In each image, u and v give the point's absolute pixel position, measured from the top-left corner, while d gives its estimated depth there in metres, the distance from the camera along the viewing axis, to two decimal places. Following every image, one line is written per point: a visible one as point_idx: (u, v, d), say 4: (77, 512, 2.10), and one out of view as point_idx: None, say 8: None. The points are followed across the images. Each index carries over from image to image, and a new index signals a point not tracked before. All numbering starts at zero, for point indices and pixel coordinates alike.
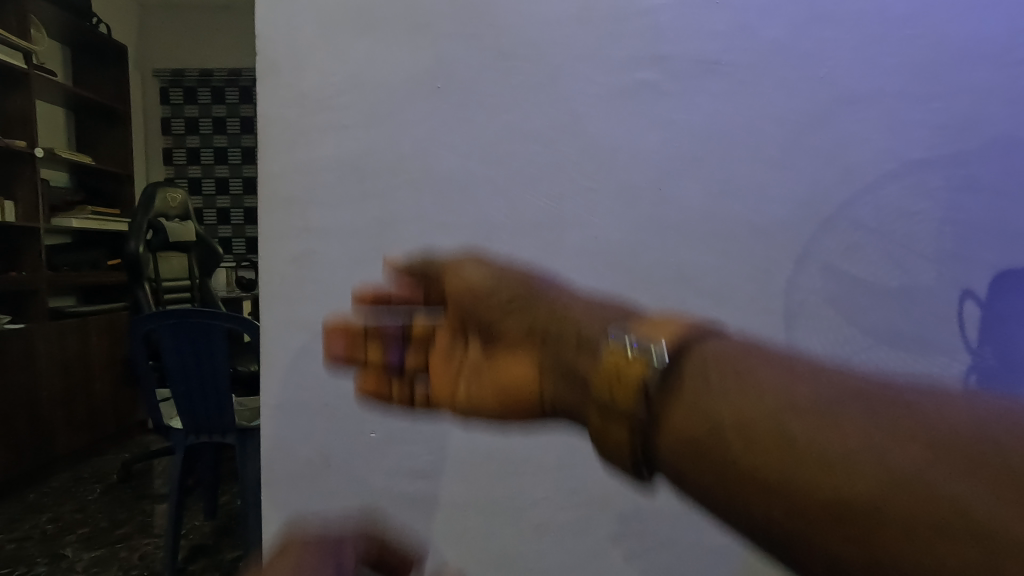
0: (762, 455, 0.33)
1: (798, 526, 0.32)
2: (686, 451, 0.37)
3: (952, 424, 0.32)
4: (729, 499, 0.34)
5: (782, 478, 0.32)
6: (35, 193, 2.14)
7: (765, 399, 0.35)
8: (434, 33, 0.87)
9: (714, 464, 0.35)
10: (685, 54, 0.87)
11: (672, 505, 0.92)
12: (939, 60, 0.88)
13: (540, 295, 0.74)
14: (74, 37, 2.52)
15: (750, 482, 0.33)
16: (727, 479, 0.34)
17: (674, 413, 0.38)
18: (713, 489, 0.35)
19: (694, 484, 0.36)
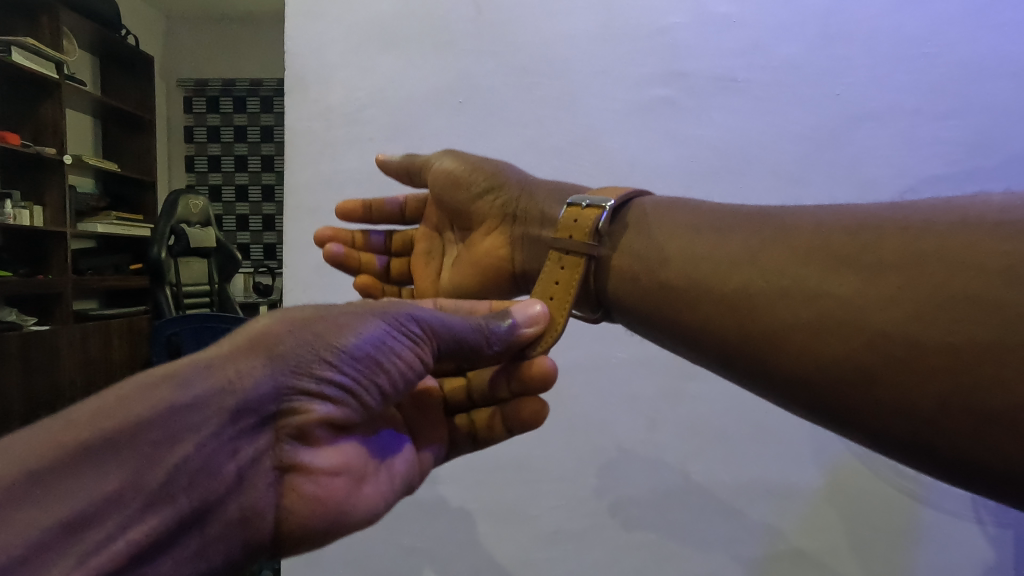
0: (755, 295, 0.43)
1: (805, 325, 0.40)
2: (682, 301, 0.48)
3: (893, 219, 0.40)
4: (744, 341, 0.43)
5: (775, 317, 0.42)
6: (63, 199, 2.20)
7: (743, 263, 0.45)
8: (457, 50, 0.89)
9: (727, 316, 0.45)
10: (702, 72, 0.89)
11: (684, 515, 0.93)
12: (955, 79, 0.89)
13: (511, 172, 0.69)
14: (103, 48, 2.60)
15: (756, 325, 0.43)
16: (731, 312, 0.44)
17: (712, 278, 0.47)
18: (726, 332, 0.44)
19: (703, 322, 0.46)
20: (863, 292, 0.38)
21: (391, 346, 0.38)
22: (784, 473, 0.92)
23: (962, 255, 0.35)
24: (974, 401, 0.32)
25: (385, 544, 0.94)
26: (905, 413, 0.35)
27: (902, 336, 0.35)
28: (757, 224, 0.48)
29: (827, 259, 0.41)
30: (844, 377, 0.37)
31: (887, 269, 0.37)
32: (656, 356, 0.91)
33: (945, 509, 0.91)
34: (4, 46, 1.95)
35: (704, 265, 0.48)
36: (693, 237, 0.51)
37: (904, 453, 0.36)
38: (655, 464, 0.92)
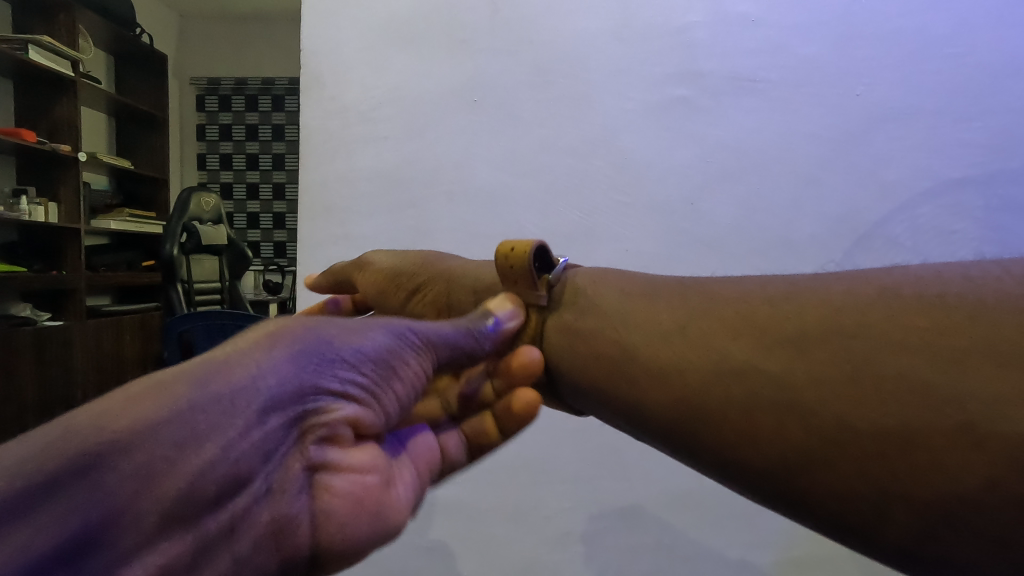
0: (686, 371, 0.42)
1: (739, 409, 0.38)
2: (610, 377, 0.47)
3: (823, 285, 0.40)
4: (680, 422, 0.41)
5: (703, 398, 0.40)
6: (77, 195, 2.22)
7: (672, 340, 0.44)
8: (473, 49, 0.89)
9: (656, 392, 0.43)
10: (719, 71, 0.88)
11: (697, 518, 0.92)
12: (977, 80, 0.87)
13: (433, 262, 0.68)
14: (118, 46, 2.62)
15: (687, 402, 0.41)
16: (658, 392, 0.43)
17: (652, 352, 0.45)
18: (655, 412, 0.43)
19: (632, 398, 0.45)
20: (791, 368, 0.37)
21: (400, 347, 0.38)
22: None
23: (882, 333, 0.35)
24: (907, 485, 0.31)
25: (396, 543, 0.94)
26: (844, 495, 0.33)
27: (832, 419, 0.34)
28: (686, 295, 0.47)
29: (761, 332, 0.40)
30: (785, 458, 0.36)
31: (811, 343, 0.37)
32: None
33: None
34: (21, 44, 1.97)
35: (632, 338, 0.47)
36: (625, 305, 0.50)
37: (848, 536, 0.34)
38: (667, 466, 0.92)
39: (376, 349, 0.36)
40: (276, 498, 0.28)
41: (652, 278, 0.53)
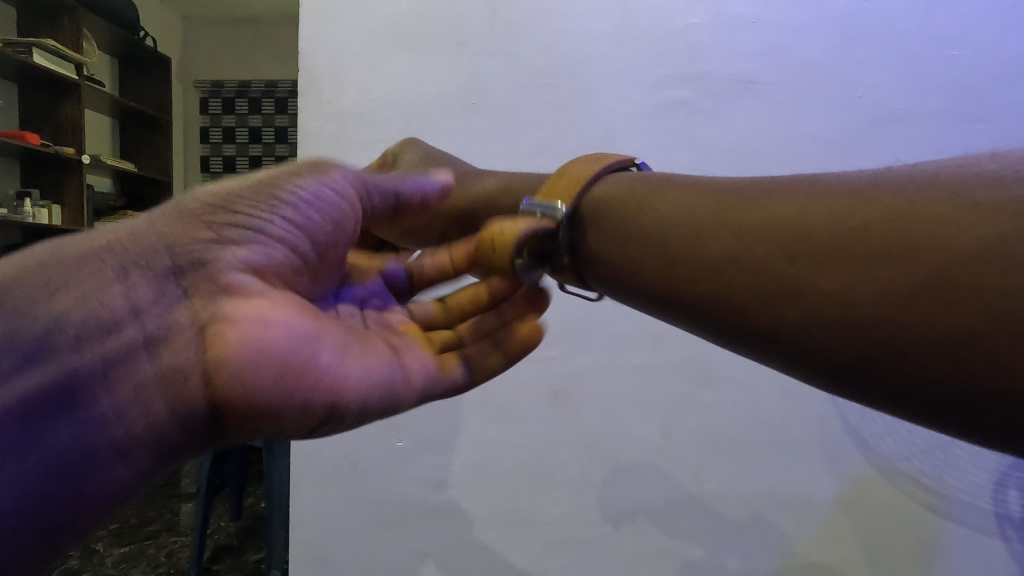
0: (740, 290, 0.40)
1: (811, 323, 0.36)
2: (664, 282, 0.45)
3: (883, 189, 0.37)
4: (736, 335, 0.41)
5: (774, 317, 0.38)
6: (81, 199, 2.22)
7: (720, 259, 0.42)
8: (471, 51, 0.88)
9: (728, 315, 0.41)
10: (719, 73, 0.88)
11: (696, 524, 0.91)
12: (983, 80, 0.86)
13: None
14: (122, 50, 2.63)
15: (742, 319, 0.40)
16: (722, 310, 0.41)
17: (704, 267, 0.42)
18: (728, 327, 0.41)
19: (692, 302, 0.43)
20: (848, 282, 0.36)
21: (313, 192, 0.41)
22: (800, 483, 0.90)
23: (953, 231, 0.33)
24: (1000, 364, 0.30)
25: (393, 547, 0.93)
26: (935, 381, 0.32)
27: (905, 317, 0.33)
28: (732, 200, 0.44)
29: (811, 246, 0.38)
30: (879, 360, 0.34)
31: (874, 257, 0.35)
32: (671, 363, 0.90)
33: (967, 523, 0.88)
34: (25, 47, 1.98)
35: (683, 245, 0.44)
36: (669, 207, 0.47)
37: (952, 425, 0.32)
38: (666, 472, 0.91)
39: (291, 207, 0.40)
40: (168, 372, 0.35)
41: (690, 178, 0.50)
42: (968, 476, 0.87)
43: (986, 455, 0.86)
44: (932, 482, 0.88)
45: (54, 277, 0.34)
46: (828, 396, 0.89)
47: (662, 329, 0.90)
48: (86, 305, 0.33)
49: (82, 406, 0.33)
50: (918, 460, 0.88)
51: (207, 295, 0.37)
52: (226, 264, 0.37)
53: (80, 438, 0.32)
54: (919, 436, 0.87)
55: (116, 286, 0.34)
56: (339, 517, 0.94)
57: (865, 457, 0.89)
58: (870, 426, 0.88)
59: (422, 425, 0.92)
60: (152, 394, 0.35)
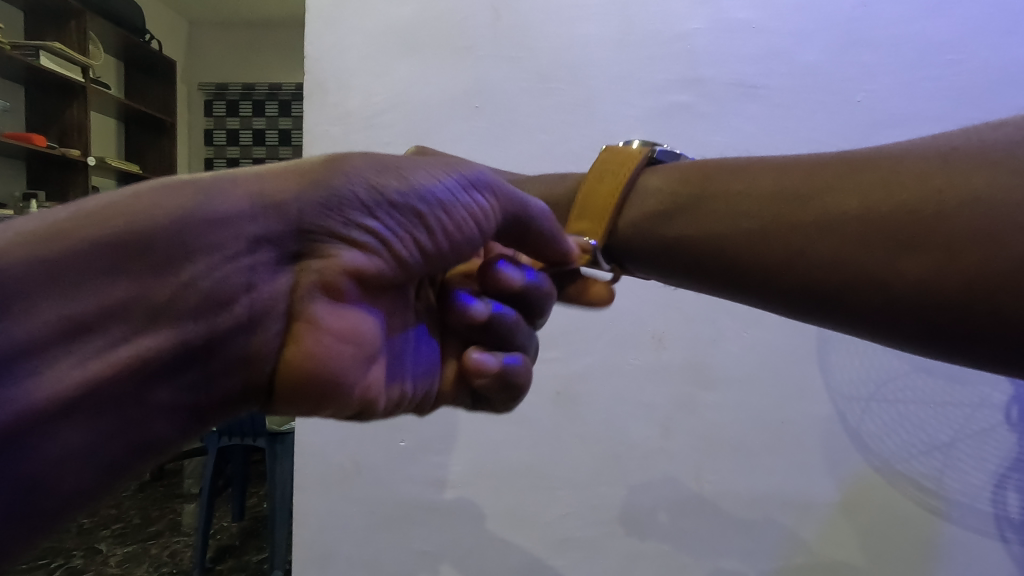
0: (832, 274, 0.41)
1: (839, 284, 0.41)
2: (689, 249, 0.50)
3: (952, 166, 0.38)
4: (825, 314, 0.42)
5: (802, 282, 0.43)
6: None
7: (801, 244, 0.43)
8: (475, 55, 0.90)
9: (762, 280, 0.45)
10: (720, 78, 0.88)
11: (696, 525, 0.91)
12: (981, 85, 0.87)
13: None
14: (128, 53, 2.65)
15: (834, 302, 0.41)
16: (758, 278, 0.45)
17: (790, 253, 0.44)
18: (765, 291, 0.45)
19: (723, 270, 0.48)
20: (937, 271, 0.37)
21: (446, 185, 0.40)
22: (800, 484, 0.90)
23: (982, 213, 0.36)
24: (993, 309, 0.35)
25: (395, 546, 0.94)
26: (942, 321, 0.37)
27: (916, 278, 0.38)
28: (790, 178, 0.46)
29: (896, 235, 0.39)
30: (901, 310, 0.39)
31: (959, 244, 0.36)
32: (672, 365, 0.91)
33: (967, 525, 0.88)
34: (32, 50, 2.00)
35: (721, 217, 0.48)
36: (717, 184, 0.50)
37: (960, 354, 0.37)
38: (667, 472, 0.91)
39: (411, 202, 0.38)
40: (256, 315, 0.34)
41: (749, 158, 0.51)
42: (967, 477, 0.88)
43: (985, 457, 0.87)
44: (931, 484, 0.88)
45: (155, 211, 0.30)
46: (829, 398, 0.89)
47: (663, 331, 0.91)
48: (206, 242, 0.31)
49: (88, 374, 0.29)
50: (917, 461, 0.88)
51: (305, 286, 0.36)
52: (332, 257, 0.36)
53: (136, 401, 0.31)
54: (918, 438, 0.88)
55: (231, 232, 0.32)
56: (342, 516, 0.95)
57: (864, 459, 0.89)
58: (869, 428, 0.89)
59: (425, 425, 0.93)
60: (212, 355, 0.33)
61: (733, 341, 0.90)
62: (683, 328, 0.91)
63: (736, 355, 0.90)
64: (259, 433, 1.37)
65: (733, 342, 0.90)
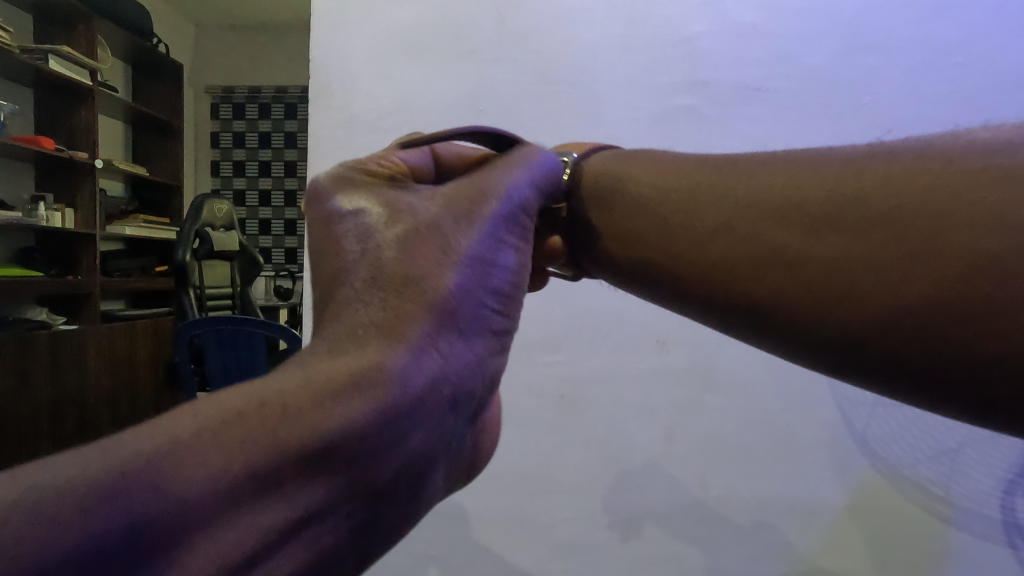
0: (777, 261, 0.41)
1: (841, 316, 0.37)
2: (643, 254, 0.47)
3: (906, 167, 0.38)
4: (753, 308, 0.41)
5: (801, 312, 0.39)
6: (93, 202, 2.25)
7: (739, 228, 0.43)
8: (479, 58, 0.90)
9: (760, 305, 0.41)
10: (725, 81, 0.88)
11: (701, 530, 0.91)
12: (987, 88, 0.86)
13: None
14: (136, 57, 2.67)
15: (768, 294, 0.41)
16: (753, 304, 0.41)
17: (734, 240, 0.43)
18: (763, 322, 0.41)
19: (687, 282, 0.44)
20: (877, 266, 0.37)
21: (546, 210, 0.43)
22: (806, 490, 0.90)
23: (962, 238, 0.34)
24: (973, 318, 0.33)
25: (398, 550, 0.94)
26: (936, 368, 0.34)
27: (910, 291, 0.35)
28: (731, 177, 0.45)
29: (844, 225, 0.38)
30: (855, 310, 0.37)
31: (907, 240, 0.36)
32: (675, 369, 0.90)
33: (975, 531, 0.88)
34: (42, 54, 2.02)
35: (676, 219, 0.46)
36: (652, 179, 0.48)
37: (907, 382, 0.35)
38: (671, 476, 0.91)
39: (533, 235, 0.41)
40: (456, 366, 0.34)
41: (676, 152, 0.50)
42: (975, 483, 0.87)
43: (993, 463, 0.86)
44: (938, 490, 0.87)
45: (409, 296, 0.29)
46: (834, 402, 0.89)
47: (667, 335, 0.90)
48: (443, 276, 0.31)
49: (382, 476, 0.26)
50: (925, 467, 0.87)
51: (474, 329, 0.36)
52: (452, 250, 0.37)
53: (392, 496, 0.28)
54: (925, 443, 0.87)
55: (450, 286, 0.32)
56: None
57: (870, 464, 0.89)
58: (875, 433, 0.88)
59: None
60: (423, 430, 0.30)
61: (738, 345, 0.90)
62: (688, 332, 0.90)
63: (742, 358, 0.90)
64: None
65: (739, 346, 0.90)
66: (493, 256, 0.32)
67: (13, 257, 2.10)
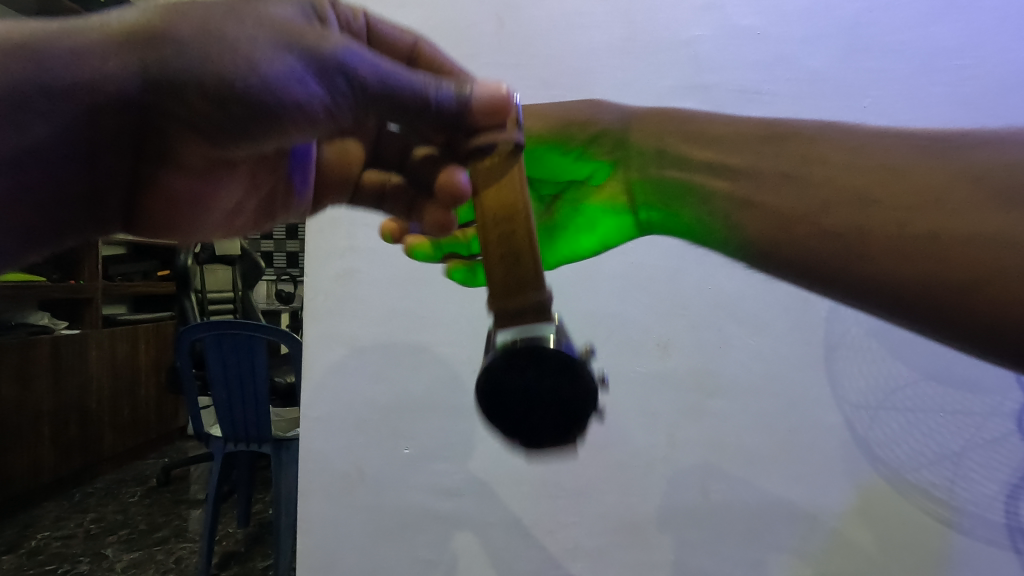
0: (870, 220, 0.43)
1: (945, 284, 0.40)
2: (750, 223, 0.48)
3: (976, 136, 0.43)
4: (845, 267, 0.43)
5: (902, 277, 0.41)
6: None
7: (837, 189, 0.45)
8: (479, 64, 0.90)
9: (851, 273, 0.43)
10: (726, 85, 0.88)
11: (702, 534, 0.90)
12: (991, 91, 0.86)
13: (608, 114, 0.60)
14: None
15: (867, 249, 0.42)
16: (846, 273, 0.43)
17: (828, 193, 0.45)
18: (853, 291, 0.43)
19: (812, 259, 0.45)
20: (975, 228, 0.39)
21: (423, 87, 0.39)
22: (808, 492, 0.89)
23: None
24: None
25: (398, 555, 0.94)
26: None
27: (1005, 259, 0.38)
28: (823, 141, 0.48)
29: (939, 185, 0.42)
30: (949, 270, 0.39)
31: (1001, 200, 0.39)
32: (677, 372, 0.90)
33: (980, 535, 0.87)
34: None
35: (783, 192, 0.47)
36: (746, 153, 0.51)
37: (978, 340, 0.40)
38: (672, 480, 0.90)
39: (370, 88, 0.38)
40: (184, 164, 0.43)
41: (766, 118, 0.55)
42: (979, 487, 0.86)
43: (997, 467, 0.86)
44: (942, 494, 0.87)
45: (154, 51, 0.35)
46: (837, 405, 0.88)
47: (667, 338, 0.90)
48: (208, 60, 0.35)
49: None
50: (927, 470, 0.87)
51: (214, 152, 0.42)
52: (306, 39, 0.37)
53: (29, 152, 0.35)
54: (927, 447, 0.87)
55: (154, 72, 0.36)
56: (345, 523, 0.94)
57: (872, 467, 0.88)
58: (877, 437, 0.88)
59: (427, 433, 0.93)
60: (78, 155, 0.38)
61: (740, 349, 0.89)
62: (687, 334, 0.90)
63: (742, 362, 0.89)
64: (264, 438, 1.40)
65: (739, 349, 0.89)
66: (287, 83, 0.36)
67: None
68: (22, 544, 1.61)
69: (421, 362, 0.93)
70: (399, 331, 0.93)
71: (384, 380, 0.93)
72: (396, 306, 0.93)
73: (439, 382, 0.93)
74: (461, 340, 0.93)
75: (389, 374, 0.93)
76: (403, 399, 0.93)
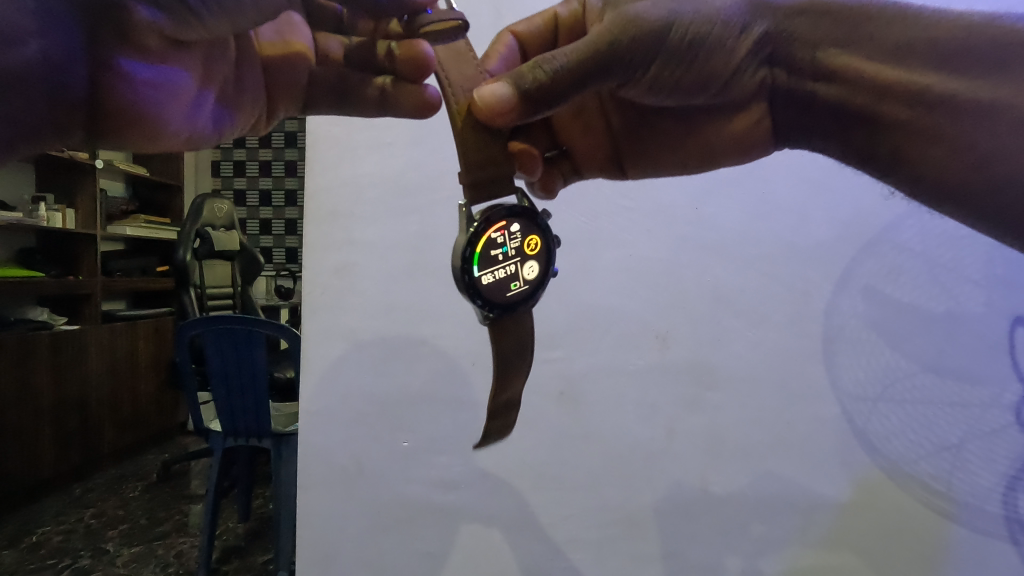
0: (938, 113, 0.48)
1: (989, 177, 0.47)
2: (825, 114, 0.53)
3: None
4: (902, 154, 0.50)
5: (951, 168, 0.48)
6: (94, 204, 2.25)
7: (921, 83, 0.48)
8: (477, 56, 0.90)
9: (909, 161, 0.50)
10: None
11: (701, 525, 0.91)
12: None
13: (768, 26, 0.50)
14: None
15: (928, 140, 0.48)
16: (910, 161, 0.50)
17: (911, 81, 0.48)
18: (906, 178, 0.51)
19: (935, 180, 0.49)
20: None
21: None
22: (807, 484, 0.89)
23: None
24: None
25: (398, 548, 0.94)
26: None
27: None
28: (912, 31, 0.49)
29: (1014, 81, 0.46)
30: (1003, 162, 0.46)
31: None
32: (676, 365, 0.90)
33: (978, 528, 0.87)
34: None
35: (872, 80, 0.50)
36: (850, 36, 0.51)
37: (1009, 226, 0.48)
38: (672, 473, 0.91)
39: None
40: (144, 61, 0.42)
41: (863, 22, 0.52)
42: (977, 479, 0.87)
43: (996, 458, 0.86)
44: (940, 486, 0.87)
45: None
46: (836, 398, 0.89)
47: (667, 331, 0.90)
48: None
49: None
50: (925, 463, 0.87)
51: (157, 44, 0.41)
52: None
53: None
54: (926, 439, 0.87)
55: None
56: (344, 516, 0.94)
57: (871, 460, 0.88)
58: (876, 429, 0.88)
59: (427, 426, 0.93)
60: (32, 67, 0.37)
61: (739, 341, 0.89)
62: (687, 328, 0.90)
63: (741, 354, 0.89)
64: (263, 433, 1.40)
65: (737, 342, 0.89)
66: None
67: (14, 257, 2.10)
68: (23, 539, 1.61)
69: (421, 355, 0.93)
70: (398, 325, 0.93)
71: (383, 374, 0.93)
72: (394, 300, 0.93)
73: (438, 376, 0.93)
74: (460, 333, 0.93)
75: (388, 368, 0.93)
76: (403, 393, 0.93)
